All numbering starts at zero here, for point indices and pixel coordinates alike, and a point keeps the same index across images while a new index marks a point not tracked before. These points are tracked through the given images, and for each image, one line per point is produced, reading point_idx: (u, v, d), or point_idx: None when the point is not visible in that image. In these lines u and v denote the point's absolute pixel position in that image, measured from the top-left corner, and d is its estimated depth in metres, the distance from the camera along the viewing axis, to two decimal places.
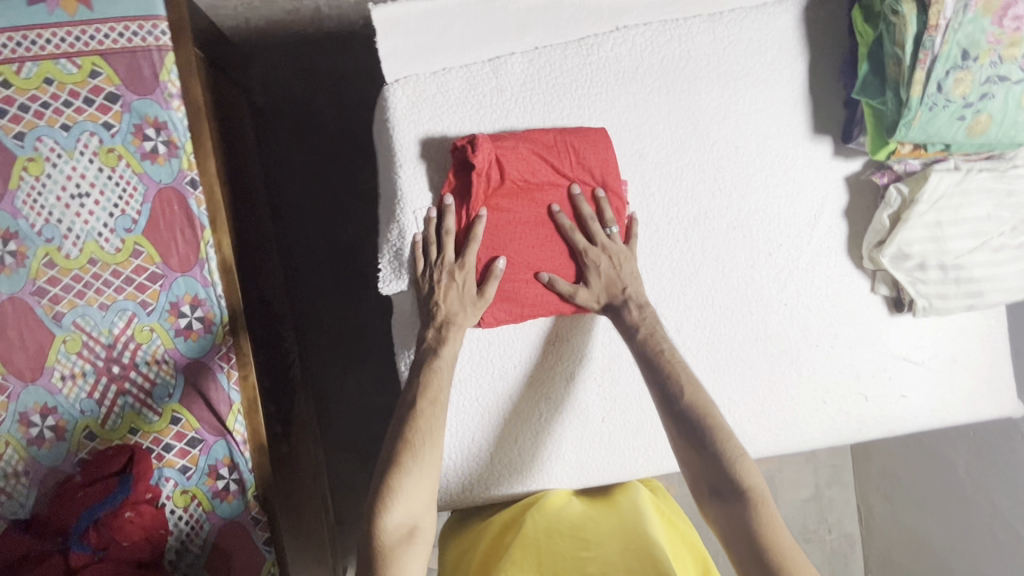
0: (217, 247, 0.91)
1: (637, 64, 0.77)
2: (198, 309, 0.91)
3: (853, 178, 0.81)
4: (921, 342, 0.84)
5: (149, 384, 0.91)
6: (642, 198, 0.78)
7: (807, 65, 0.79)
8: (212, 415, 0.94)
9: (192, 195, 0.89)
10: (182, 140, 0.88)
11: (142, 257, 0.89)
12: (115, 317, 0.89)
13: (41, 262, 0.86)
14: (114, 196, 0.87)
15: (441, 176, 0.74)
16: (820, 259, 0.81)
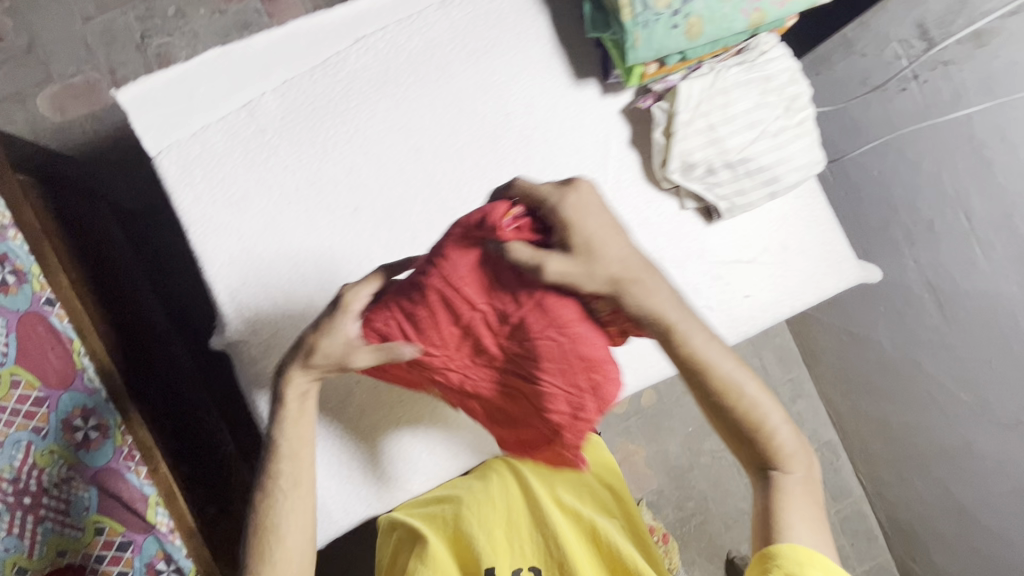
0: (92, 352, 0.85)
1: (385, 68, 0.80)
2: (91, 418, 0.82)
3: (627, 109, 0.84)
4: (746, 240, 0.86)
5: (63, 503, 0.79)
6: (431, 188, 0.80)
7: (548, 19, 0.82)
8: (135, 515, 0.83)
9: (53, 313, 0.83)
10: (26, 266, 0.82)
11: (21, 385, 0.78)
12: (12, 449, 0.76)
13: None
14: None
15: (231, 226, 0.77)
16: (622, 192, 0.84)
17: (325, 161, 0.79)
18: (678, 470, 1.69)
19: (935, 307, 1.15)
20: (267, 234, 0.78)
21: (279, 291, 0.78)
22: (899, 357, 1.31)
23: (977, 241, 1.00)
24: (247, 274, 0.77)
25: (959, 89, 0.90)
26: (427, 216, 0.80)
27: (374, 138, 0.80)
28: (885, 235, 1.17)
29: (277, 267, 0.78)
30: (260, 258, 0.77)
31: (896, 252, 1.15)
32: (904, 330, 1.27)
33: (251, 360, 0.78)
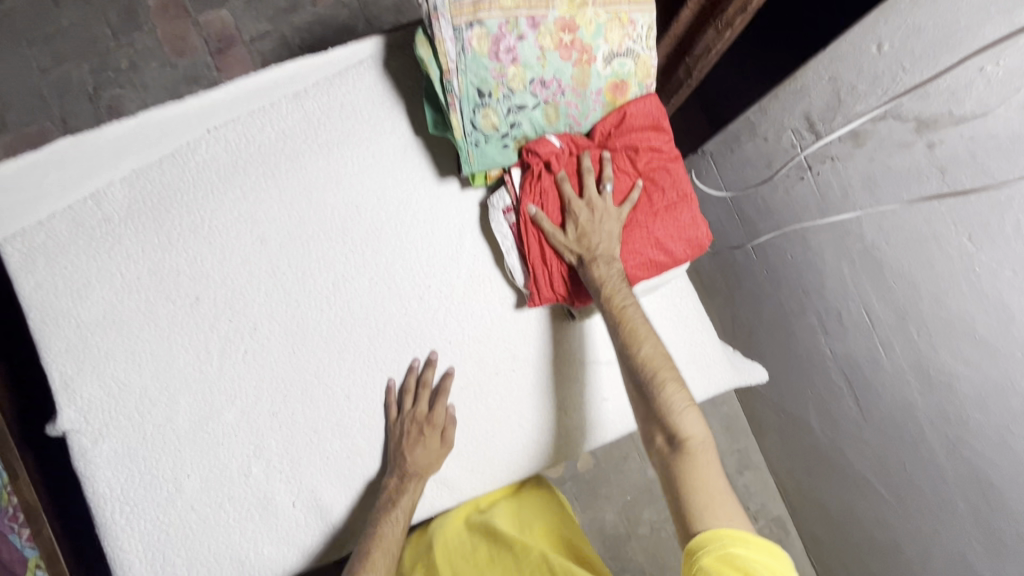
0: None
1: (235, 159, 0.80)
2: None
3: (482, 203, 0.83)
4: (606, 339, 0.85)
5: None
6: (275, 279, 0.79)
7: (403, 112, 0.82)
8: None
9: None
10: None
11: None
12: None
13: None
14: None
15: (72, 314, 0.77)
16: (474, 288, 0.82)
17: (169, 251, 0.79)
18: (614, 539, 1.57)
19: (852, 399, 1.06)
20: (107, 322, 0.78)
21: (116, 380, 0.77)
22: (827, 441, 1.20)
23: (881, 339, 0.93)
24: (82, 362, 0.77)
25: (846, 186, 0.85)
26: (268, 308, 0.79)
27: (220, 228, 0.79)
28: (801, 320, 1.11)
29: (116, 356, 0.78)
30: (97, 346, 0.77)
31: (814, 339, 1.09)
32: (830, 419, 1.16)
33: (77, 452, 0.76)
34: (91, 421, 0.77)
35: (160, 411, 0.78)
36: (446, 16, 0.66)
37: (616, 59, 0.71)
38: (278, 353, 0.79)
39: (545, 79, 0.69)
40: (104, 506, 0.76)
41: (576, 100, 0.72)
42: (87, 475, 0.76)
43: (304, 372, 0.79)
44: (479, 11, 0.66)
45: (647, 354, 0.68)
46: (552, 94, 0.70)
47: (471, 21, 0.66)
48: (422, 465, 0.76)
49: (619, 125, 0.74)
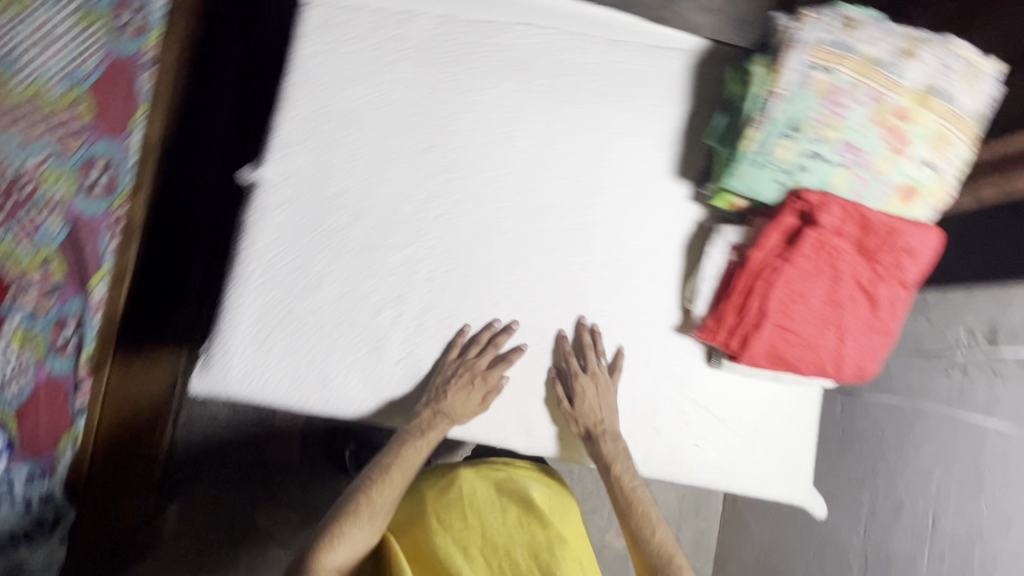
0: (148, 126, 0.91)
1: (532, 58, 0.84)
2: (106, 174, 0.86)
3: (701, 223, 0.86)
4: (727, 399, 0.86)
5: (32, 227, 0.80)
6: (496, 174, 0.83)
7: (686, 109, 0.86)
8: (75, 272, 0.83)
9: (147, 73, 0.90)
10: (153, 24, 0.91)
11: (79, 109, 0.85)
12: (33, 156, 0.81)
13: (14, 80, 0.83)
14: (70, 49, 0.85)
15: (320, 96, 0.82)
16: (649, 286, 0.85)
17: (432, 95, 0.83)
18: None
19: None
20: (346, 117, 0.82)
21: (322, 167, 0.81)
22: None
23: (932, 547, 0.95)
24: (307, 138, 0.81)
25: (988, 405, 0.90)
26: (477, 193, 0.83)
27: (484, 105, 0.83)
28: (848, 492, 1.14)
29: (337, 150, 0.81)
30: (325, 128, 0.81)
31: (847, 517, 1.12)
32: None
33: (256, 210, 0.80)
34: (282, 186, 0.81)
35: (344, 214, 0.81)
36: (805, 53, 0.72)
37: (926, 167, 0.72)
38: (464, 232, 0.82)
39: (855, 145, 0.72)
40: (257, 258, 0.80)
41: (868, 179, 0.73)
42: (253, 229, 0.80)
43: (473, 259, 0.82)
44: (835, 63, 0.72)
45: (661, 537, 0.77)
46: (852, 160, 0.73)
47: (824, 67, 0.72)
48: (457, 407, 0.78)
49: (887, 238, 0.73)
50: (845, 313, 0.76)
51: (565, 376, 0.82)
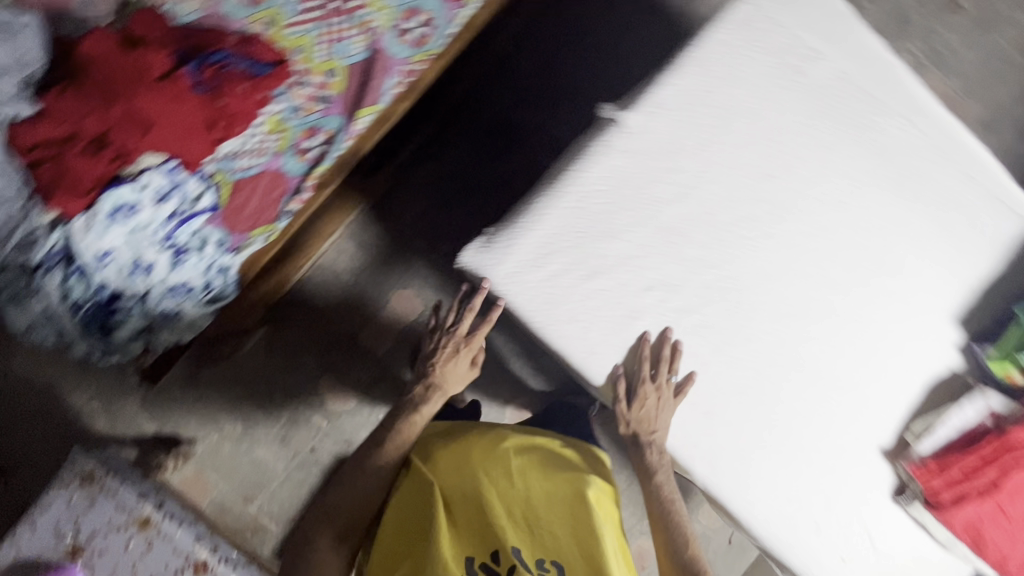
0: (366, 124, 1.11)
1: (873, 174, 0.87)
2: (325, 141, 1.11)
3: (953, 372, 0.89)
4: (894, 532, 0.86)
5: (245, 154, 1.07)
6: (779, 239, 0.85)
7: (984, 275, 0.90)
8: (247, 197, 1.09)
9: (393, 77, 1.11)
10: (427, 45, 1.12)
11: (330, 80, 1.10)
12: (292, 106, 1.09)
13: (265, 17, 1.09)
14: (349, 29, 1.10)
15: (613, 163, 0.81)
16: (879, 398, 0.87)
17: (755, 147, 0.84)
18: None
19: None
20: (629, 180, 0.81)
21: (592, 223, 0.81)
22: None
23: None
24: (585, 200, 0.81)
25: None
26: (752, 245, 0.84)
27: (815, 176, 0.86)
28: None
29: (620, 208, 0.82)
30: (690, 112, 0.83)
31: None
32: None
33: (566, 195, 0.81)
34: (552, 232, 0.81)
35: (633, 221, 0.82)
36: None
37: None
38: (763, 258, 0.84)
39: None
40: (512, 284, 0.80)
41: None
42: (508, 273, 0.80)
43: (740, 295, 0.84)
44: None
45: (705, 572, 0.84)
46: None
47: None
48: (449, 376, 1.11)
49: None
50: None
51: (630, 377, 0.82)
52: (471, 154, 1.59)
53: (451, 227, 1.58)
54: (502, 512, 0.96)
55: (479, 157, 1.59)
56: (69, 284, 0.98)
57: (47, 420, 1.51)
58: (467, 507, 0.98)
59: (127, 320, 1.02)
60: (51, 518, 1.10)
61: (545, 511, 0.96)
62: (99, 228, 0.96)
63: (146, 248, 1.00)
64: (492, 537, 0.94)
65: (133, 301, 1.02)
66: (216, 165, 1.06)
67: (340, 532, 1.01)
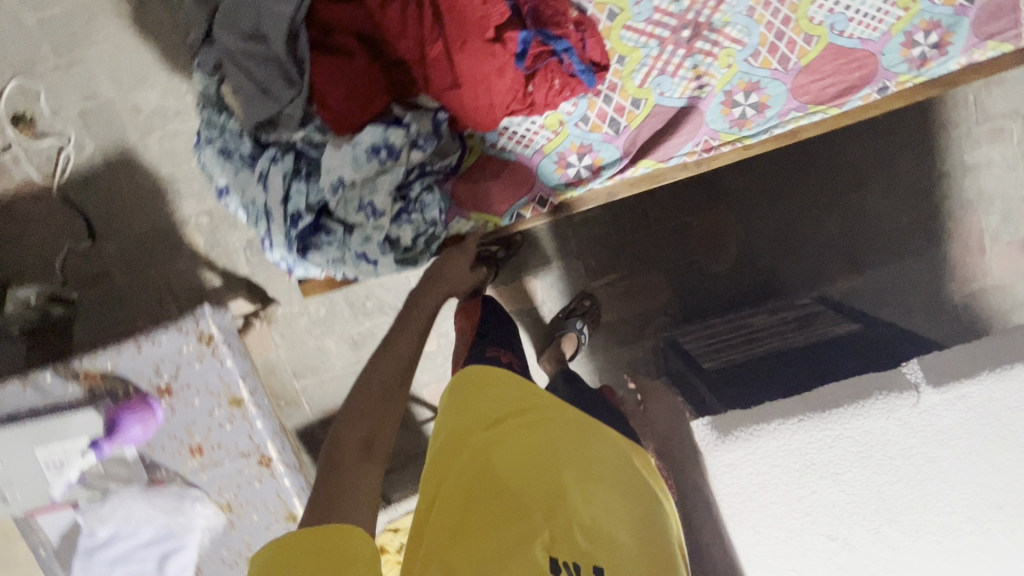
0: (640, 173, 1.01)
1: None
2: (589, 167, 1.00)
3: None
4: None
5: (508, 139, 0.98)
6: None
7: None
8: (480, 178, 0.99)
9: (692, 144, 1.00)
10: (746, 130, 1.00)
11: (632, 109, 0.98)
12: (582, 114, 0.98)
13: (609, 6, 0.95)
14: (683, 68, 0.97)
15: (866, 414, 0.78)
16: None
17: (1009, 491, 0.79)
18: None
19: None
20: (884, 445, 0.78)
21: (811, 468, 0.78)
22: None
23: None
24: (812, 445, 0.78)
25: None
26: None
27: None
28: None
29: (871, 465, 0.78)
30: (985, 420, 0.78)
31: None
32: None
33: (827, 429, 0.78)
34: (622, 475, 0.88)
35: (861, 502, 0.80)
36: None
37: None
38: None
39: None
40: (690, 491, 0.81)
41: None
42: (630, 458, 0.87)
43: None
44: None
45: None
46: None
47: None
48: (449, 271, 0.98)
49: None
50: None
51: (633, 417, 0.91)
52: (671, 193, 1.50)
53: (609, 243, 1.52)
54: (560, 501, 0.66)
55: (677, 201, 1.51)
56: (294, 190, 0.90)
57: (153, 210, 1.47)
58: (515, 485, 0.67)
59: (326, 247, 0.93)
60: (157, 353, 1.10)
61: (616, 524, 0.67)
62: (352, 158, 0.86)
63: (379, 194, 0.90)
64: (546, 537, 0.63)
65: (338, 231, 0.93)
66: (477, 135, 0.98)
67: (370, 434, 0.74)
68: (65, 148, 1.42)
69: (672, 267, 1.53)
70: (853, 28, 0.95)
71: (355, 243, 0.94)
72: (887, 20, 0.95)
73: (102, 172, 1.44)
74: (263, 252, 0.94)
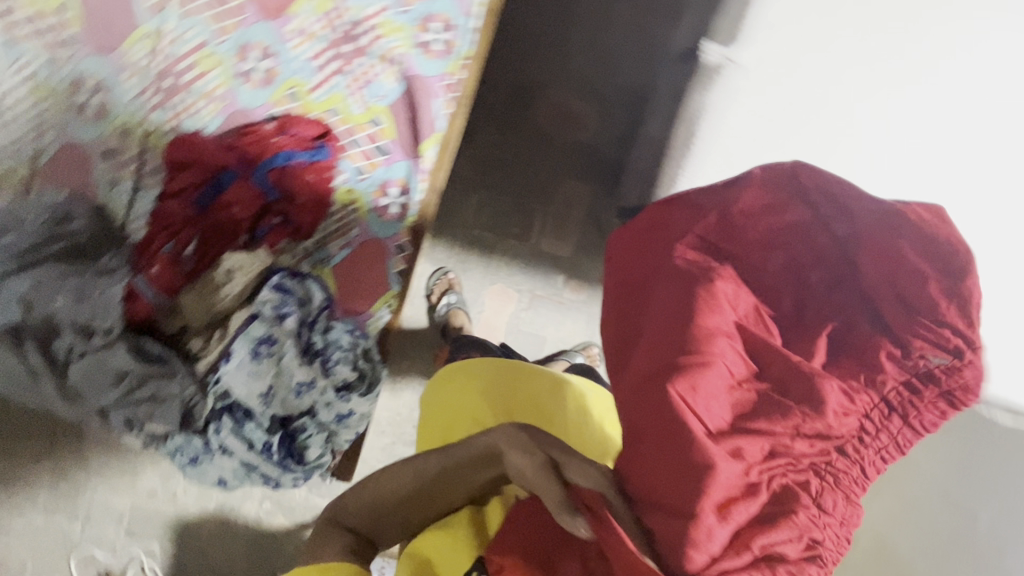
0: (435, 154, 1.05)
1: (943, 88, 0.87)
2: (402, 194, 1.05)
3: None
4: None
5: (330, 241, 1.05)
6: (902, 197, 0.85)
7: None
8: (348, 283, 1.06)
9: (439, 98, 1.04)
10: (459, 48, 1.03)
11: (377, 128, 1.04)
12: (354, 171, 1.04)
13: (285, 92, 1.02)
14: (372, 67, 1.03)
15: None
16: None
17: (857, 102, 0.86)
18: None
19: None
20: None
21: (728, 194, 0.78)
22: None
23: None
24: None
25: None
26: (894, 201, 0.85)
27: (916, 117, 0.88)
28: None
29: None
30: None
31: None
32: None
33: None
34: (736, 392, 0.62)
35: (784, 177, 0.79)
36: None
37: None
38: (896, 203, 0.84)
39: None
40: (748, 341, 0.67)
41: None
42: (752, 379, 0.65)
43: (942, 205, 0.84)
44: None
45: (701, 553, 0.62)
46: None
47: None
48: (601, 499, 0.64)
49: None
50: None
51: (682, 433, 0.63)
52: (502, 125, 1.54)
53: (507, 202, 1.55)
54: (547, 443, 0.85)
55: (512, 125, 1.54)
56: (248, 432, 0.97)
57: (231, 533, 1.57)
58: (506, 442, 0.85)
59: (313, 438, 1.00)
60: None
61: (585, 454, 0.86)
62: (247, 373, 0.94)
63: (295, 371, 0.97)
64: None
65: (307, 421, 1.00)
66: (309, 263, 1.05)
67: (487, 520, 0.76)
68: (140, 564, 1.53)
69: (563, 165, 1.55)
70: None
71: (327, 414, 1.01)
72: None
73: (175, 550, 1.55)
74: (276, 490, 0.98)
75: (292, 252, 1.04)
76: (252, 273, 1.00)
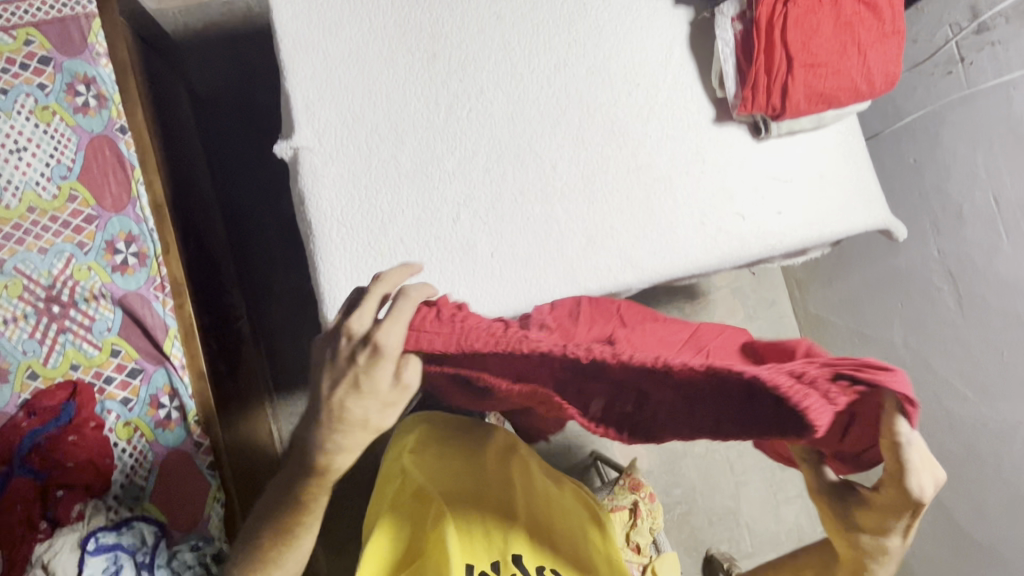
0: (180, 345, 1.07)
1: (513, 62, 0.85)
2: (175, 398, 1.07)
3: (697, 20, 0.89)
4: (800, 147, 0.89)
5: (135, 477, 1.05)
6: (542, 170, 0.84)
7: None
8: (173, 504, 1.05)
9: (157, 299, 1.08)
10: (150, 250, 1.09)
11: (121, 356, 1.07)
12: (122, 404, 1.06)
13: (24, 375, 1.04)
14: (88, 310, 1.07)
15: (324, 197, 0.80)
16: (677, 93, 0.88)
17: (467, 114, 0.83)
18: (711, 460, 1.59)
19: (953, 297, 1.16)
20: (348, 185, 0.80)
21: (364, 256, 0.80)
22: (913, 358, 1.28)
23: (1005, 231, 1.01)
24: (350, 254, 0.80)
25: (1005, 66, 0.95)
26: (529, 176, 0.84)
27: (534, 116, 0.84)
28: (910, 225, 1.21)
29: (374, 201, 0.81)
30: (333, 84, 0.81)
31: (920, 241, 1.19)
32: (922, 326, 1.25)
33: (328, 234, 0.80)
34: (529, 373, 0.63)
35: (402, 218, 0.81)
36: None
37: None
38: (524, 177, 0.84)
39: None
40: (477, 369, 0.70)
41: None
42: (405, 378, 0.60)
43: (569, 152, 0.85)
44: None
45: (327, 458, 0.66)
46: None
47: None
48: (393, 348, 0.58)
49: None
50: (834, 24, 0.80)
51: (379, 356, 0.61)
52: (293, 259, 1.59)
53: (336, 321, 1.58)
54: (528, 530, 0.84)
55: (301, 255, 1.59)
56: None
57: None
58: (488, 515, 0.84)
59: None
60: None
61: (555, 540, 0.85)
62: None
63: None
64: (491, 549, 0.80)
65: None
66: (123, 510, 1.03)
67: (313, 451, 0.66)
68: None
69: None
70: (64, 159, 1.08)
71: None
72: (61, 133, 1.08)
73: None
74: None
75: (104, 507, 1.01)
76: (68, 550, 0.95)
